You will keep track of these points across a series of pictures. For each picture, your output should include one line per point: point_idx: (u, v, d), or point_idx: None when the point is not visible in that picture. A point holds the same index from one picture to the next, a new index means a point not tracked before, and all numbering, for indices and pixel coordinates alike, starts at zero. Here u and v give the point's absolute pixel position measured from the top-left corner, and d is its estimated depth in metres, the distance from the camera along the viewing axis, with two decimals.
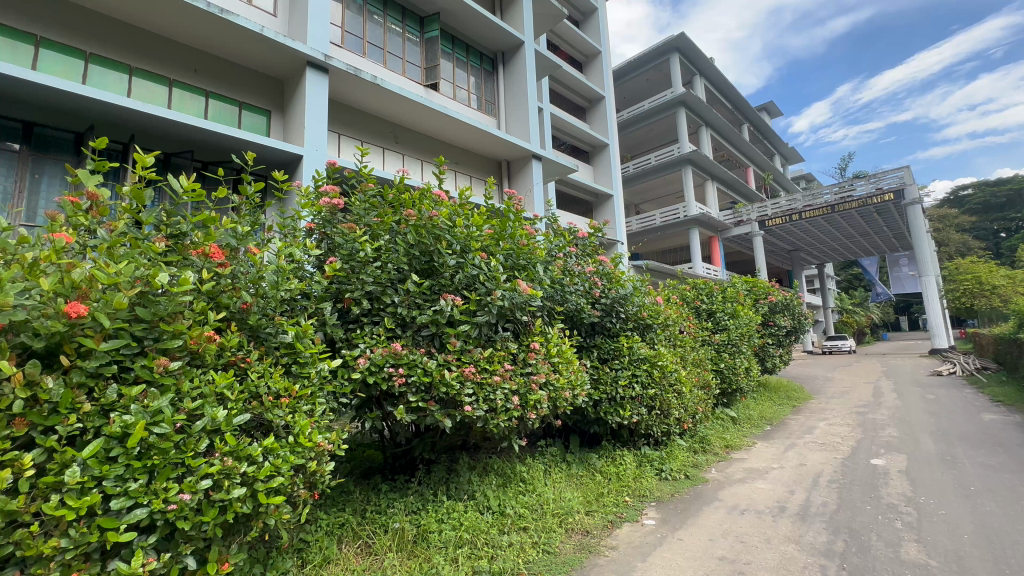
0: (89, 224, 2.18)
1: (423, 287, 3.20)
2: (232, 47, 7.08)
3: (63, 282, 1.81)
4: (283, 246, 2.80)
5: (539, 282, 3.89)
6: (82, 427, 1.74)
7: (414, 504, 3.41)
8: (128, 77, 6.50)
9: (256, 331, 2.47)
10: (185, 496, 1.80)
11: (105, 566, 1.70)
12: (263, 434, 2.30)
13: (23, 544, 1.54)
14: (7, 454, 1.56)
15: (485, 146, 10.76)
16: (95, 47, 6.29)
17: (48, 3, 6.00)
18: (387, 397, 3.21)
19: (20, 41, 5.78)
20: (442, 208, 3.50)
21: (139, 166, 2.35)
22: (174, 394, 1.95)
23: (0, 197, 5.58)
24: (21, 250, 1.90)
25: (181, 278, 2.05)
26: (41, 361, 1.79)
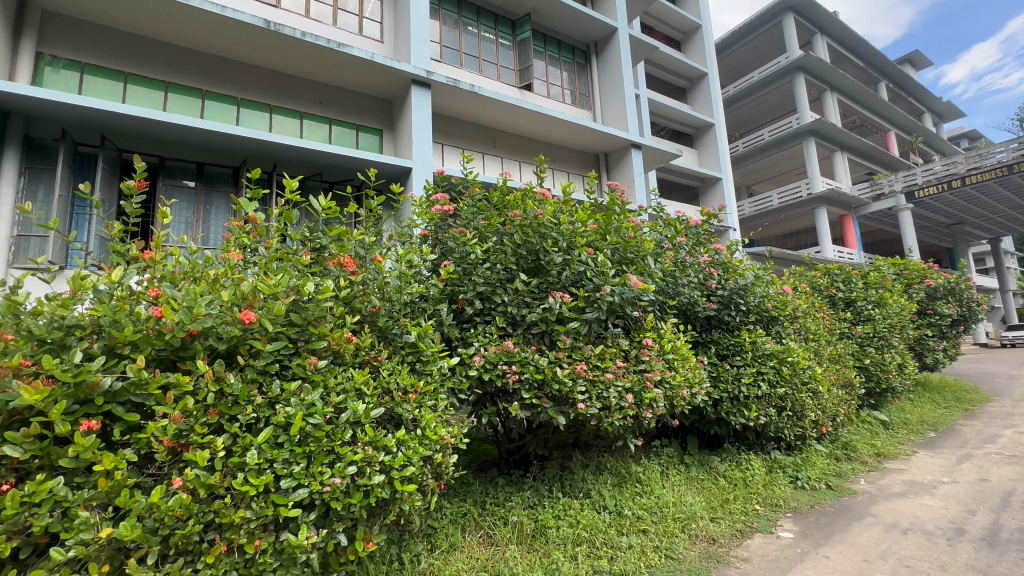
0: (251, 243, 2.56)
1: (531, 286, 3.25)
2: (347, 75, 7.82)
3: (236, 294, 2.12)
4: (403, 252, 3.02)
5: (650, 275, 3.72)
6: (256, 417, 2.03)
7: (531, 498, 3.47)
8: (269, 115, 7.52)
9: (384, 332, 2.69)
10: (337, 479, 2.02)
11: (278, 536, 1.95)
12: (394, 426, 2.49)
13: (220, 512, 1.83)
14: (205, 438, 1.88)
15: (583, 141, 10.64)
16: (243, 92, 7.37)
17: (208, 60, 7.15)
18: (501, 393, 3.32)
19: (192, 96, 6.98)
20: (546, 205, 3.54)
21: (287, 191, 2.71)
22: (323, 389, 2.21)
23: (185, 225, 6.80)
24: (204, 270, 2.28)
25: (324, 286, 2.30)
26: (223, 359, 2.11)
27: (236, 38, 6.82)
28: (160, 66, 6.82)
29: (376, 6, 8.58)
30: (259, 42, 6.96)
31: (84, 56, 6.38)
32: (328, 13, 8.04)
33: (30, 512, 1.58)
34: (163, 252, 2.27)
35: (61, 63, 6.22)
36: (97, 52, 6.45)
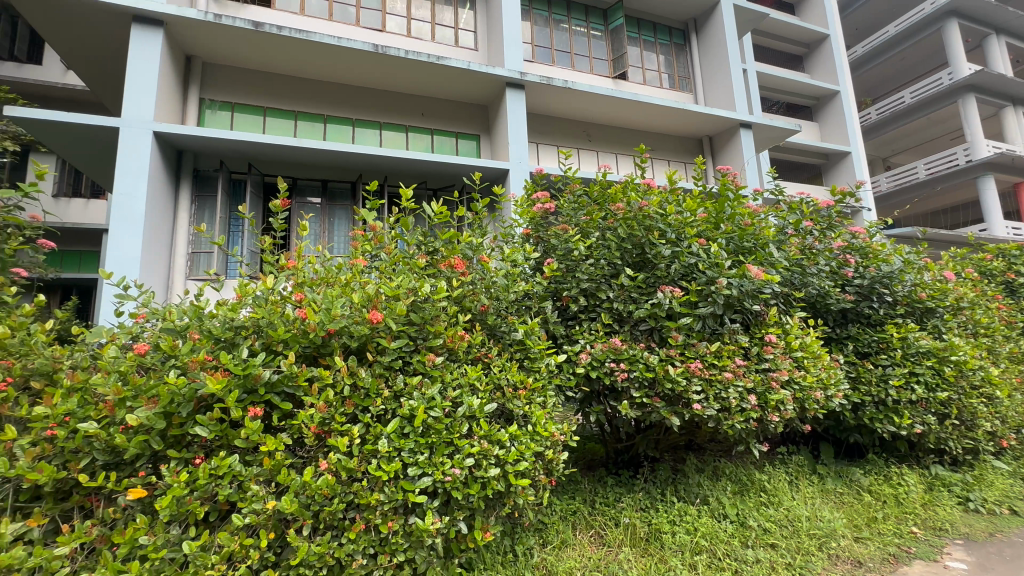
0: (372, 249, 2.80)
1: (638, 280, 3.14)
2: (446, 86, 8.21)
3: (363, 297, 2.32)
4: (507, 251, 3.09)
5: (773, 265, 3.39)
6: (385, 408, 2.21)
7: (643, 501, 3.35)
8: (380, 132, 8.17)
9: (493, 330, 2.78)
10: (456, 470, 2.12)
11: (407, 519, 2.09)
12: (506, 421, 2.56)
13: (358, 493, 2.01)
14: (344, 426, 2.09)
15: (684, 126, 10.05)
16: (357, 112, 8.08)
17: (327, 87, 7.95)
18: (609, 391, 3.26)
19: (315, 121, 7.83)
20: (652, 196, 3.41)
21: (403, 199, 2.91)
22: (441, 383, 2.33)
23: (315, 237, 7.65)
24: (338, 276, 2.54)
25: (438, 287, 2.44)
26: (355, 355, 2.33)
27: (349, 65, 7.51)
28: (290, 98, 7.74)
29: (470, 16, 8.91)
30: (368, 66, 7.58)
31: (234, 97, 7.47)
32: (427, 30, 8.54)
33: (216, 483, 1.88)
34: (304, 260, 2.58)
35: (217, 106, 7.35)
36: (243, 92, 7.51)
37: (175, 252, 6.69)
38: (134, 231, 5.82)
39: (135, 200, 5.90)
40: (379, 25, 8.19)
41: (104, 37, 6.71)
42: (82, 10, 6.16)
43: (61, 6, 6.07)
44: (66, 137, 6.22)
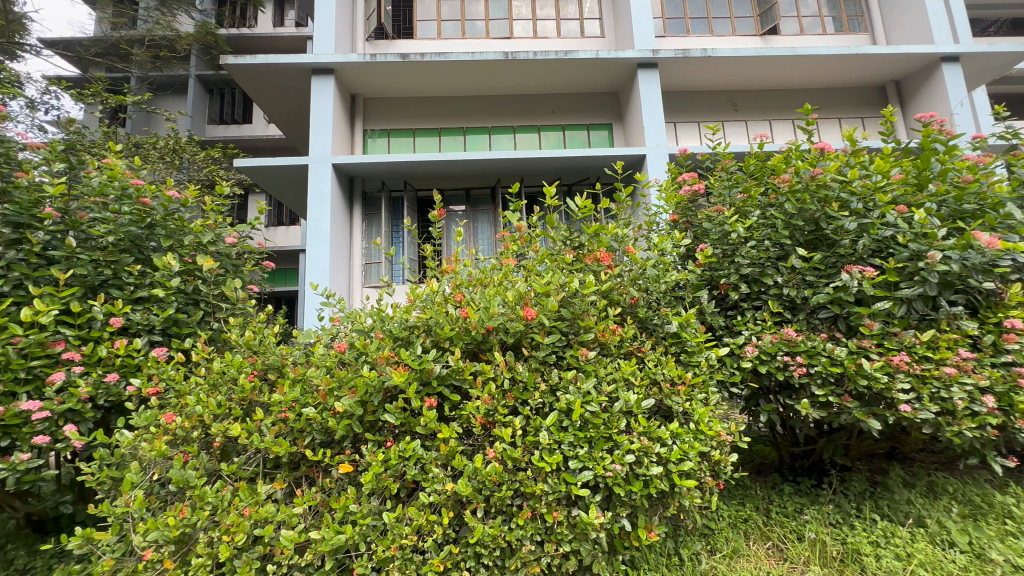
0: (520, 248, 2.91)
1: (814, 261, 2.73)
2: (575, 79, 8.16)
3: (517, 295, 2.43)
4: (655, 240, 2.95)
5: (1012, 230, 2.66)
6: (543, 402, 2.27)
7: (833, 515, 2.90)
8: (514, 136, 8.48)
9: (645, 323, 2.67)
10: (617, 466, 2.07)
11: (570, 511, 2.13)
12: (665, 418, 2.44)
13: (524, 482, 2.10)
14: (506, 417, 2.20)
15: (860, 74, 8.44)
16: (492, 120, 8.51)
17: (465, 101, 8.54)
18: (783, 389, 2.91)
19: (457, 135, 8.45)
20: (829, 162, 2.94)
21: (548, 197, 2.95)
22: (596, 378, 2.32)
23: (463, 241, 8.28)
24: (492, 277, 2.71)
25: (587, 281, 2.44)
26: (512, 350, 2.45)
27: (483, 76, 7.93)
28: (434, 117, 8.49)
29: (595, 3, 8.73)
30: (500, 74, 7.92)
31: (389, 124, 8.47)
32: (552, 27, 8.60)
33: (404, 464, 2.14)
34: (460, 265, 2.80)
35: (376, 134, 8.40)
36: (397, 118, 8.47)
37: (353, 264, 7.84)
38: (323, 249, 6.97)
39: (322, 223, 7.06)
40: (507, 33, 8.51)
41: (293, 91, 8.16)
42: (278, 72, 7.57)
43: (264, 72, 7.56)
44: (273, 178, 7.73)
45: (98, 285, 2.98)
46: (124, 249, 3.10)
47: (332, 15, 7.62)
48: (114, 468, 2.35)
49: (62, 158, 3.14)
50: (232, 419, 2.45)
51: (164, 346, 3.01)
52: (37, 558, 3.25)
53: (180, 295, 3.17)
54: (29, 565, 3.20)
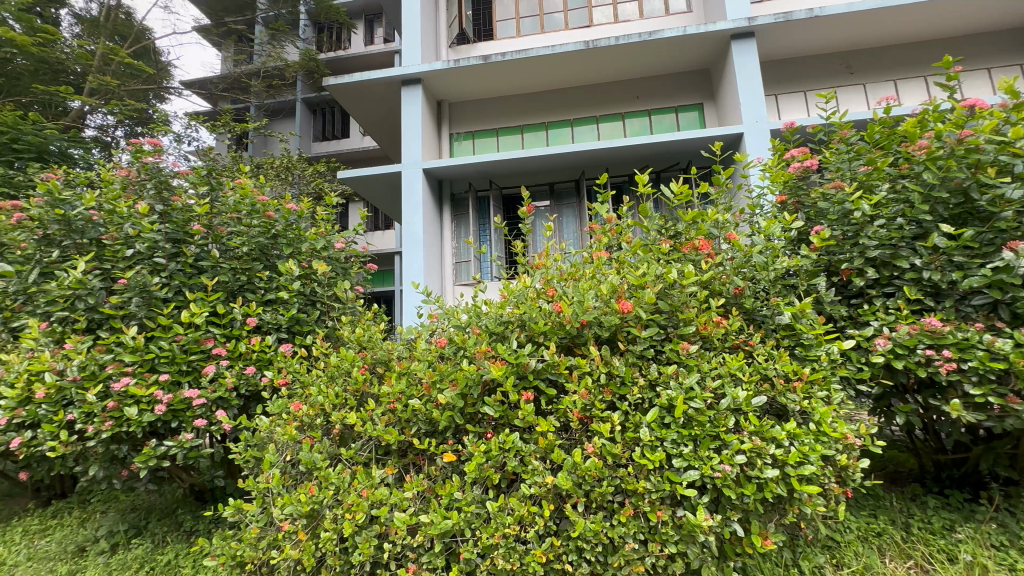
0: (612, 240, 2.85)
1: (964, 240, 2.34)
2: (660, 61, 7.78)
3: (611, 288, 2.38)
4: (761, 224, 2.72)
5: None
6: (642, 398, 2.19)
7: (996, 536, 2.47)
8: (597, 126, 8.29)
9: (752, 315, 2.48)
10: (727, 467, 1.93)
11: (676, 512, 2.03)
12: (779, 417, 2.24)
13: (624, 479, 2.04)
14: (604, 412, 2.16)
15: (1015, 12, 7.05)
16: (575, 113, 8.41)
17: (546, 96, 8.54)
18: (925, 387, 2.56)
19: (539, 130, 8.47)
20: (981, 121, 2.50)
21: (641, 185, 2.83)
22: (698, 373, 2.19)
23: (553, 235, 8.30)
24: (584, 270, 2.68)
25: (687, 271, 2.32)
26: (607, 344, 2.40)
27: (564, 69, 7.86)
28: (517, 115, 8.61)
29: None
30: (581, 64, 7.78)
31: (474, 126, 8.73)
32: (634, 9, 8.27)
33: (503, 455, 2.20)
34: (551, 259, 2.81)
35: (461, 137, 8.69)
36: (481, 120, 8.71)
37: (445, 264, 8.19)
38: (417, 250, 7.37)
39: (416, 226, 7.47)
40: (588, 21, 8.33)
41: (386, 103, 8.72)
42: (372, 87, 8.14)
43: (360, 88, 8.17)
44: (371, 186, 8.33)
45: (237, 290, 3.42)
46: (256, 257, 3.54)
47: (418, 27, 8.02)
48: (256, 449, 2.71)
49: (206, 182, 3.65)
50: (348, 408, 2.68)
51: (290, 342, 3.40)
52: (200, 522, 3.87)
53: (301, 297, 3.54)
54: (194, 528, 3.82)
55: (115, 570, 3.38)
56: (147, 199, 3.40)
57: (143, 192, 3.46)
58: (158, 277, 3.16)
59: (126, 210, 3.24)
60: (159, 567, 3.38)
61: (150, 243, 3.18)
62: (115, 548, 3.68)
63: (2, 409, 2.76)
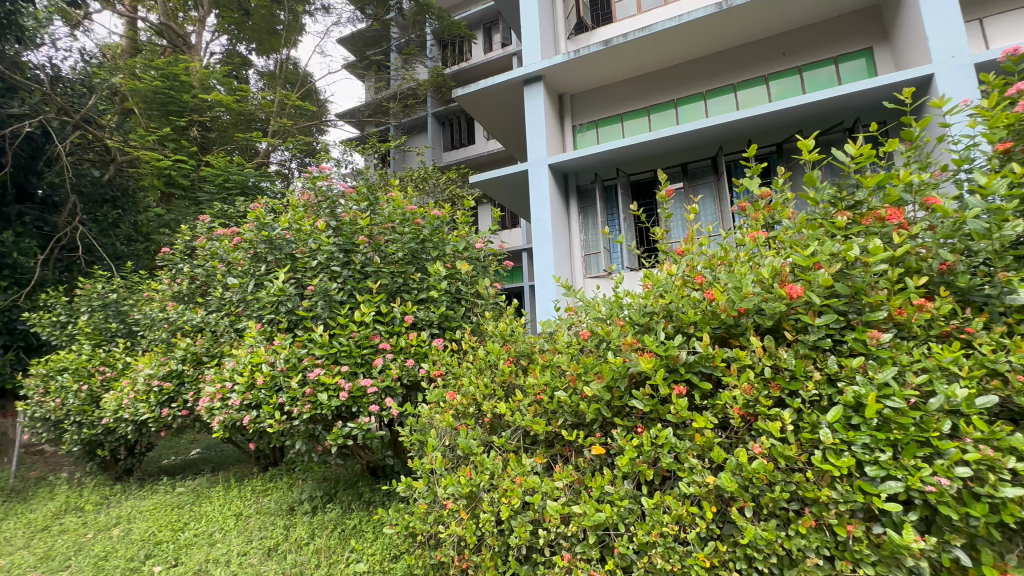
0: (768, 218, 2.54)
1: None
2: (813, 7, 6.72)
3: (772, 272, 2.12)
4: (976, 181, 2.17)
5: None
6: (819, 394, 1.92)
7: None
8: (735, 94, 7.49)
9: (966, 294, 2.01)
10: (943, 481, 1.59)
11: (872, 528, 1.74)
12: (1018, 423, 1.78)
13: (802, 485, 1.81)
14: (771, 410, 1.94)
15: None
16: (707, 84, 7.71)
17: (673, 70, 7.97)
18: None
19: (667, 109, 7.95)
20: None
21: (805, 152, 2.44)
22: (895, 367, 1.83)
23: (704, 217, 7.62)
24: (734, 254, 2.45)
25: (872, 246, 1.95)
26: (771, 334, 2.16)
27: (693, 37, 7.25)
28: (642, 96, 8.19)
29: None
30: (713, 29, 7.10)
31: (596, 115, 8.55)
32: None
33: (656, 451, 2.11)
34: (696, 245, 2.62)
35: (585, 127, 8.57)
36: (604, 108, 8.49)
37: (574, 257, 8.15)
38: (546, 245, 7.50)
39: (545, 222, 7.61)
40: None
41: (510, 106, 9.02)
42: (497, 92, 8.48)
43: (486, 94, 8.58)
44: (501, 187, 8.69)
45: (395, 291, 3.83)
46: (409, 261, 3.93)
47: (537, 24, 8.11)
48: (419, 433, 3.01)
49: (366, 199, 4.18)
50: (497, 399, 2.82)
51: (441, 337, 3.72)
52: (376, 494, 4.47)
53: (448, 295, 3.84)
54: (372, 499, 4.42)
55: (317, 528, 4.07)
56: (324, 217, 4.02)
57: (321, 212, 4.10)
58: (336, 282, 3.69)
59: (308, 227, 3.85)
60: (348, 529, 3.99)
61: (328, 254, 3.72)
62: (315, 510, 4.45)
63: (236, 392, 3.48)
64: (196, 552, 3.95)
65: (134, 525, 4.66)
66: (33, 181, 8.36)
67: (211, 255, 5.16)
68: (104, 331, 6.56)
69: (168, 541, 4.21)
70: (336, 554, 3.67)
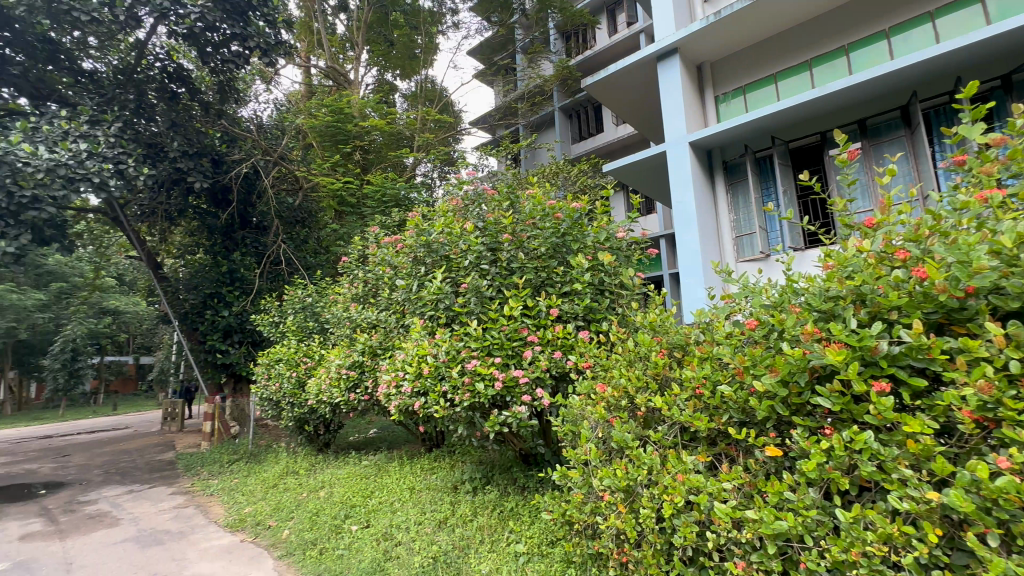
0: (1003, 172, 2.00)
1: None
2: None
3: (1018, 239, 1.66)
4: None
5: None
6: None
7: None
8: (933, 25, 6.06)
9: None
10: None
11: None
12: None
13: None
14: (1022, 415, 1.52)
15: None
16: (890, 20, 6.39)
17: (840, 12, 6.75)
18: None
19: (835, 59, 6.73)
20: None
21: None
22: None
23: (906, 174, 6.23)
24: (951, 223, 1.98)
25: None
26: (1017, 320, 1.70)
27: None
28: (801, 50, 7.08)
29: None
30: None
31: (742, 81, 7.65)
32: None
33: (853, 457, 1.82)
34: (892, 216, 2.18)
35: (730, 96, 7.73)
36: (752, 71, 7.54)
37: (724, 240, 7.45)
38: (691, 230, 7.01)
39: (688, 204, 7.13)
40: None
41: (642, 87, 8.61)
42: (628, 73, 8.13)
43: (616, 79, 8.32)
44: (638, 174, 8.34)
45: (539, 285, 3.94)
46: (551, 255, 4.01)
47: None
48: (571, 424, 3.04)
49: (507, 199, 4.37)
50: (651, 392, 2.72)
51: (587, 329, 3.73)
52: (529, 480, 4.67)
53: (592, 287, 3.84)
54: (526, 484, 4.63)
55: (479, 507, 4.41)
56: (471, 219, 4.31)
57: (469, 215, 4.42)
58: (486, 279, 3.94)
59: (459, 230, 4.19)
60: (507, 511, 4.24)
61: (477, 253, 4.00)
62: (476, 490, 4.83)
63: (408, 381, 3.95)
64: (382, 517, 4.59)
65: (335, 489, 5.60)
66: (250, 211, 10.56)
67: (380, 261, 5.93)
68: (305, 328, 8.00)
69: (360, 505, 4.96)
70: (498, 533, 3.94)
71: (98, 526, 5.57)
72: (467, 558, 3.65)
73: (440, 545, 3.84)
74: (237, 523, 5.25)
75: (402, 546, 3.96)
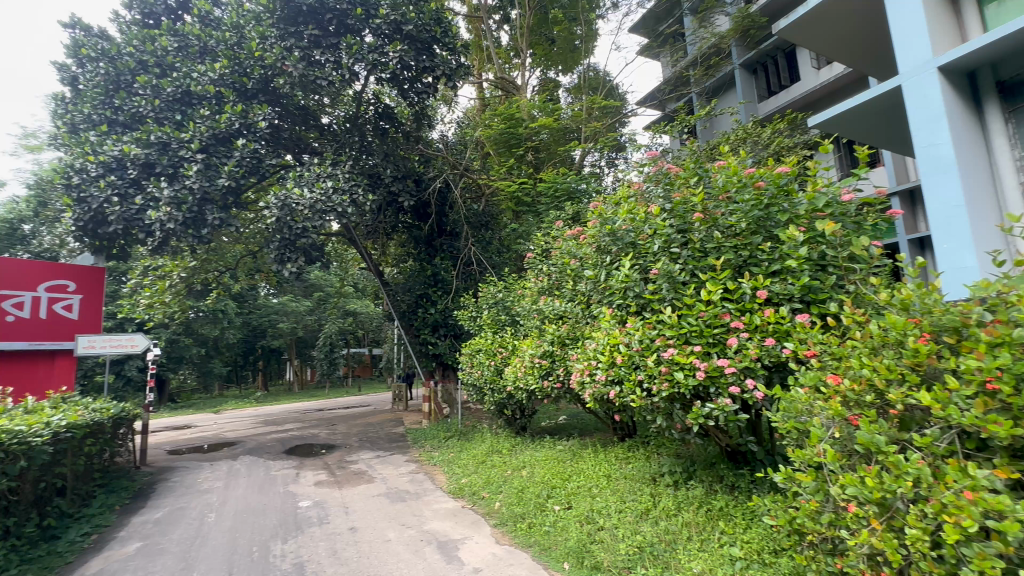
0: None
1: None
2: None
3: None
4: None
5: None
6: None
7: None
8: None
9: None
10: None
11: None
12: None
13: None
14: None
15: None
16: None
17: None
18: None
19: None
20: None
21: None
22: None
23: None
24: None
25: None
26: None
27: None
28: None
29: None
30: None
31: None
32: None
33: None
34: None
35: None
36: None
37: (1008, 188, 5.02)
38: (950, 182, 4.85)
39: (941, 147, 4.92)
40: None
41: (858, 14, 6.99)
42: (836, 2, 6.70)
43: (819, 13, 6.95)
44: (858, 123, 6.77)
45: (742, 265, 3.56)
46: (754, 231, 3.57)
47: None
48: (796, 421, 2.64)
49: (696, 174, 4.06)
50: (912, 386, 2.18)
51: (807, 312, 3.23)
52: (740, 479, 4.27)
53: (810, 263, 3.30)
54: (737, 484, 4.25)
55: (683, 502, 4.21)
56: (656, 202, 4.11)
57: (653, 198, 4.24)
58: (678, 264, 3.70)
59: (643, 214, 4.05)
60: (716, 510, 3.94)
61: (666, 237, 3.80)
62: (678, 484, 4.61)
63: (601, 369, 4.01)
64: (582, 501, 4.75)
65: (535, 470, 6.01)
66: (445, 220, 12.05)
67: (562, 254, 6.12)
68: (498, 321, 8.78)
69: (560, 487, 5.22)
70: (707, 532, 3.70)
71: (360, 482, 7.09)
72: (675, 553, 3.53)
73: (644, 536, 3.80)
74: (458, 491, 6.08)
75: (606, 532, 4.04)
